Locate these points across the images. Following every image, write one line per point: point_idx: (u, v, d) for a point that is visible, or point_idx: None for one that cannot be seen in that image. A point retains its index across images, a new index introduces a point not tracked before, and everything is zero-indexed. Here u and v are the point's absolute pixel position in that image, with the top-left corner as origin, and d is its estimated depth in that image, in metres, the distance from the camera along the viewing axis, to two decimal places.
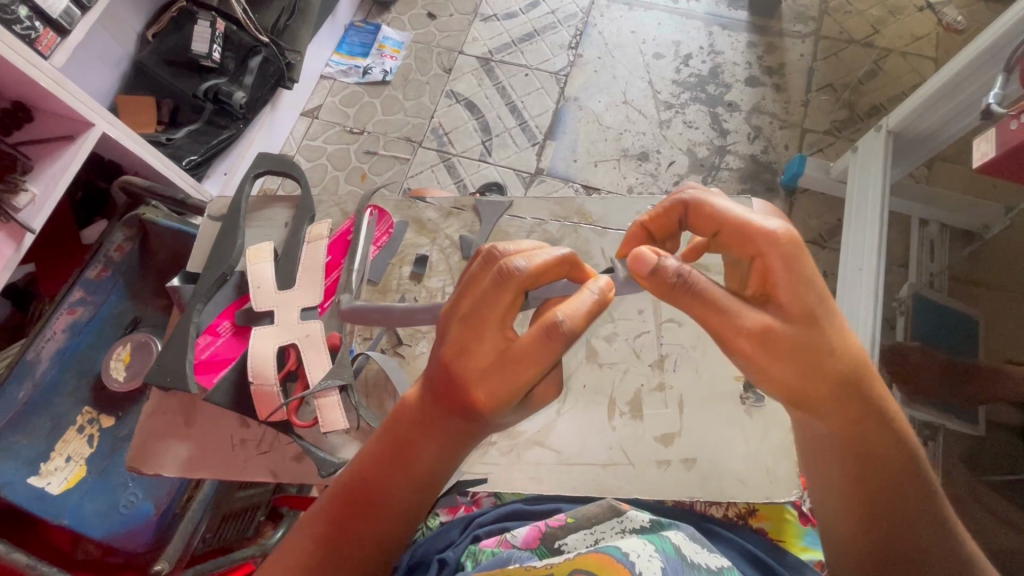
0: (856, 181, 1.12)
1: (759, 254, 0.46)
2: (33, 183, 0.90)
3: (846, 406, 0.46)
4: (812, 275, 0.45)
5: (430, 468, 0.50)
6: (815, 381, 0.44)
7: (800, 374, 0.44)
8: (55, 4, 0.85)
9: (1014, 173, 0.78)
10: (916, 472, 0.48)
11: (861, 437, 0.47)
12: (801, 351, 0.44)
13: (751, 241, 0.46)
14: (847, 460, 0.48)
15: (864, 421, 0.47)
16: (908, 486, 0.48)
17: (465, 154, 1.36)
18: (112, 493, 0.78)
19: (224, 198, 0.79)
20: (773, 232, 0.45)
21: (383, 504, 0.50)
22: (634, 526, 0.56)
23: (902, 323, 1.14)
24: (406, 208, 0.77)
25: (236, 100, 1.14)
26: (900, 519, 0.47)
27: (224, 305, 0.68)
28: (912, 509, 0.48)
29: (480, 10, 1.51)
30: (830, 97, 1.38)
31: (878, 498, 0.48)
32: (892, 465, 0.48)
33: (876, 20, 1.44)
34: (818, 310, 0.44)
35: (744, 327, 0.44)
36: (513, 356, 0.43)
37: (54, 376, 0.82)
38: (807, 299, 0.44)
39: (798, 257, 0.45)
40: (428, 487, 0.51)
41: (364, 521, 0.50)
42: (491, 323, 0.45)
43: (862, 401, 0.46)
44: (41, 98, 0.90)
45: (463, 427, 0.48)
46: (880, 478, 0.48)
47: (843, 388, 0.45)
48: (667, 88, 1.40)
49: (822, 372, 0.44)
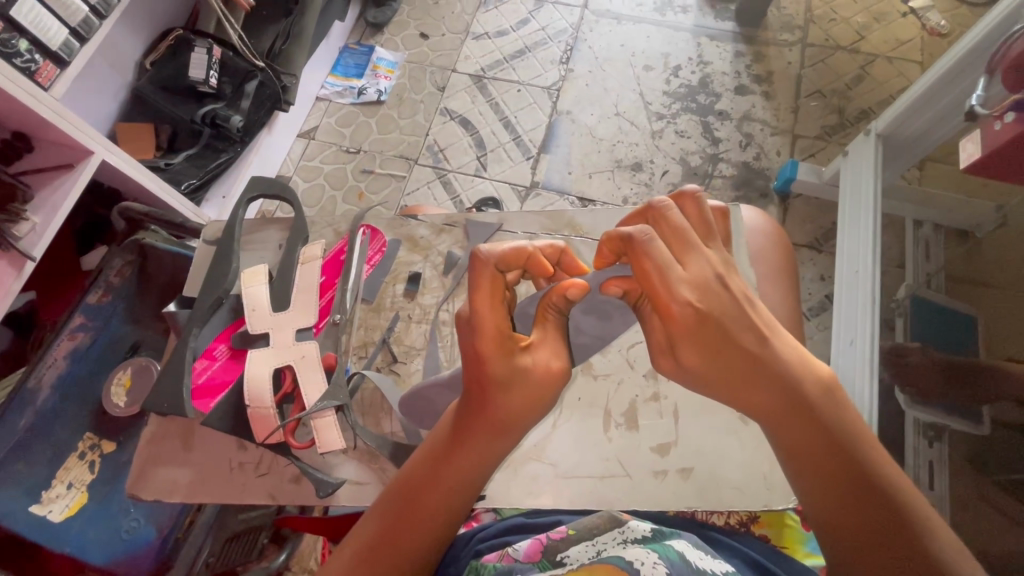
0: (847, 184, 1.13)
1: (675, 309, 0.47)
2: (34, 213, 0.91)
3: (767, 414, 0.49)
4: (717, 332, 0.47)
5: (463, 482, 0.52)
6: (733, 396, 0.49)
7: (719, 387, 0.49)
8: (55, 36, 0.86)
9: (1005, 171, 0.78)
10: (868, 469, 0.48)
11: (799, 437, 0.49)
12: (714, 377, 0.48)
13: (664, 290, 0.48)
14: (794, 462, 0.50)
15: (796, 429, 0.49)
16: (876, 488, 0.48)
17: (460, 170, 1.38)
18: (113, 520, 0.78)
19: (219, 222, 0.79)
20: (674, 297, 0.47)
21: (407, 527, 0.51)
22: (635, 535, 0.54)
23: (900, 324, 1.12)
24: (399, 226, 0.78)
25: (233, 124, 1.16)
26: (855, 510, 0.47)
27: (220, 329, 0.69)
28: (862, 510, 0.47)
29: (472, 29, 1.54)
30: (820, 103, 1.39)
31: (843, 506, 0.48)
32: (854, 467, 0.48)
33: (862, 27, 1.46)
34: (717, 351, 0.47)
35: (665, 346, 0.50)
36: (479, 326, 0.48)
37: (55, 404, 0.82)
38: (703, 343, 0.47)
39: (704, 318, 0.47)
40: (454, 505, 0.52)
41: (405, 529, 0.51)
42: (482, 334, 0.49)
43: (789, 406, 0.48)
44: (41, 129, 0.91)
45: (492, 424, 0.50)
46: (832, 470, 0.48)
47: (764, 401, 0.49)
48: (658, 99, 1.42)
49: (733, 394, 0.49)
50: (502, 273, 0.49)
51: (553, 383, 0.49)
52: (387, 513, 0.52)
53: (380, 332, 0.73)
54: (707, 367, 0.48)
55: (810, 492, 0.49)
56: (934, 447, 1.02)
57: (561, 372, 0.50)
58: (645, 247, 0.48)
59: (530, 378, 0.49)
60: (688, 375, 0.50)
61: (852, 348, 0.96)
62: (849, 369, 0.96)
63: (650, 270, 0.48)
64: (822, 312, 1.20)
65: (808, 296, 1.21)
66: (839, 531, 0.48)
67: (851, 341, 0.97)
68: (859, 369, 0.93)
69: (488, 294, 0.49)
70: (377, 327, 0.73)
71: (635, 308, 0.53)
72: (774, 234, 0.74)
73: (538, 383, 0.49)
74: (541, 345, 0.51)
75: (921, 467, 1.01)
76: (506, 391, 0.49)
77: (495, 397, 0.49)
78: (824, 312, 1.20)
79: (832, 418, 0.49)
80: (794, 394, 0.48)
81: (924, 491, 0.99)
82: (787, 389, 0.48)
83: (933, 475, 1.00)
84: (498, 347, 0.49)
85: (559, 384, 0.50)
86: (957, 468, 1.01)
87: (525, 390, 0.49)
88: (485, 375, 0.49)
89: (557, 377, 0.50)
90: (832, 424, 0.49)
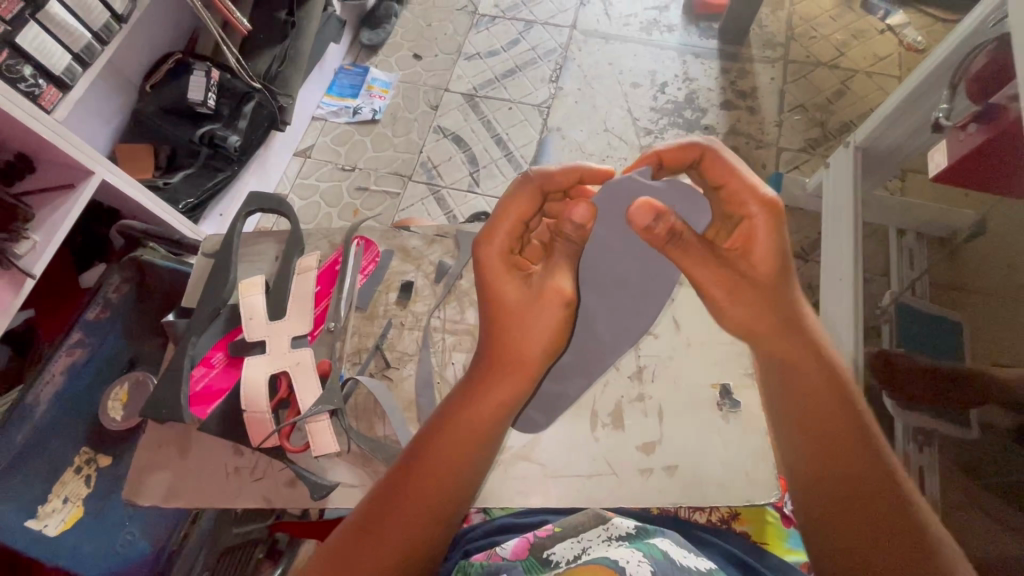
0: (829, 194, 1.16)
1: (748, 216, 0.51)
2: (35, 232, 0.93)
3: (791, 343, 0.53)
4: (785, 244, 0.52)
5: (470, 443, 0.51)
6: (768, 314, 0.53)
7: (761, 303, 0.53)
8: (58, 61, 0.89)
9: (975, 181, 0.81)
10: (865, 425, 0.52)
11: (813, 373, 0.52)
12: (758, 293, 0.53)
13: (745, 200, 0.51)
14: (812, 398, 0.52)
15: (813, 365, 0.53)
16: (877, 439, 0.51)
17: (453, 185, 1.41)
18: (108, 534, 0.80)
19: (217, 235, 0.81)
20: (762, 195, 0.50)
21: (391, 522, 0.49)
22: (619, 532, 0.55)
23: (886, 329, 1.13)
24: (392, 238, 0.80)
25: (232, 144, 1.19)
26: (854, 453, 0.50)
27: (216, 339, 0.70)
28: (863, 455, 0.50)
29: (464, 50, 1.59)
30: (802, 117, 1.43)
31: (845, 446, 0.51)
32: (861, 414, 0.52)
33: (841, 44, 1.51)
34: (774, 270, 0.52)
35: (714, 269, 0.53)
36: (492, 230, 0.52)
37: (53, 419, 0.82)
38: (772, 256, 0.52)
39: (778, 226, 0.51)
40: (446, 496, 0.51)
41: (388, 524, 0.49)
42: (496, 243, 0.52)
43: (803, 343, 0.53)
44: (43, 149, 0.93)
45: (493, 372, 0.52)
46: (836, 414, 0.51)
47: (788, 329, 0.53)
48: (646, 115, 1.46)
49: (771, 313, 0.53)
50: (542, 187, 0.52)
51: (553, 305, 0.51)
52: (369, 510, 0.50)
53: (372, 339, 0.74)
54: (754, 284, 0.53)
55: (817, 429, 0.51)
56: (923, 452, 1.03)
57: (564, 295, 0.52)
58: (722, 156, 0.51)
59: (536, 302, 0.52)
60: (736, 286, 0.53)
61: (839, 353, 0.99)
62: None
63: (728, 176, 0.51)
64: None
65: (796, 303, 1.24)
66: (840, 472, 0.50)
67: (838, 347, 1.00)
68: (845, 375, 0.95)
69: (514, 202, 0.51)
70: (371, 334, 0.74)
71: (670, 236, 0.51)
72: None
73: (541, 306, 0.51)
74: (549, 272, 0.53)
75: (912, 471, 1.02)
76: (512, 322, 0.51)
77: (507, 327, 0.51)
78: None
79: (840, 368, 0.53)
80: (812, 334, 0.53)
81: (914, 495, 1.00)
82: (812, 327, 0.54)
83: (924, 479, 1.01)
84: (517, 265, 0.53)
85: (564, 311, 0.52)
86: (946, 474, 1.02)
87: (525, 316, 0.51)
88: (499, 301, 0.52)
89: (562, 300, 0.51)
90: (840, 372, 0.53)
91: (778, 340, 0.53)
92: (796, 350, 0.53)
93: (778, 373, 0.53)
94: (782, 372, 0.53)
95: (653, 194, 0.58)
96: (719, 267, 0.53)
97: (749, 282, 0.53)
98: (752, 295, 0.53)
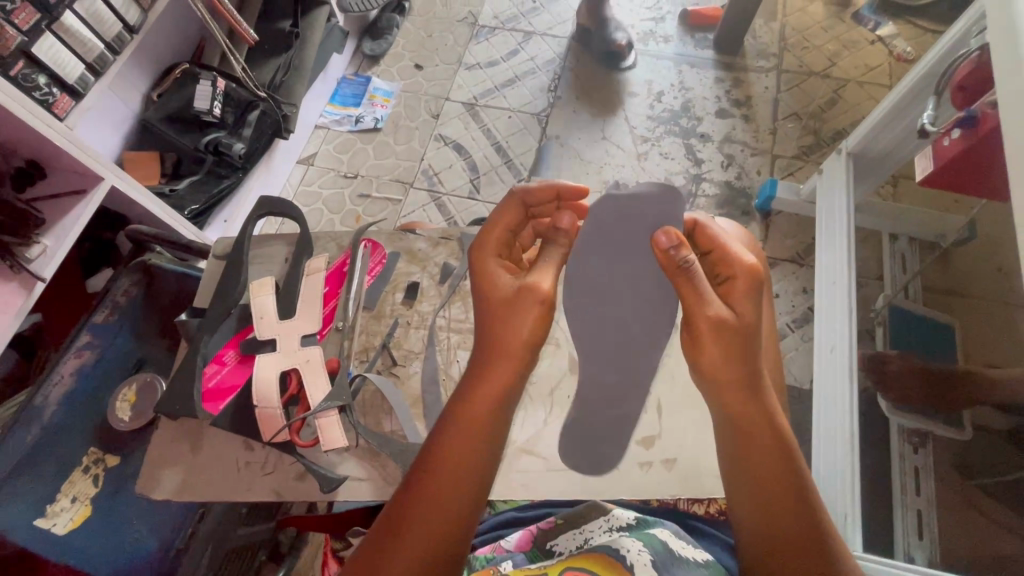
0: (823, 199, 1.18)
1: (731, 278, 0.55)
2: (45, 236, 0.95)
3: (746, 398, 0.52)
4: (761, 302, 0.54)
5: (481, 426, 0.52)
6: (734, 364, 0.52)
7: (727, 351, 0.52)
8: (72, 71, 0.92)
9: (959, 185, 0.84)
10: (805, 490, 0.52)
11: (764, 430, 0.52)
12: (730, 347, 0.52)
13: (732, 264, 0.55)
14: (761, 450, 0.52)
15: (766, 422, 0.52)
16: (820, 507, 0.52)
17: (454, 192, 1.43)
18: (117, 532, 0.80)
19: (227, 238, 0.83)
20: (749, 260, 0.55)
21: (418, 511, 0.50)
22: (620, 523, 0.57)
23: (879, 333, 1.18)
24: (398, 240, 0.82)
25: (236, 151, 1.22)
26: (793, 514, 0.51)
27: (229, 337, 0.72)
28: (801, 519, 0.51)
29: (465, 60, 1.62)
30: (796, 125, 1.47)
31: (787, 505, 0.51)
32: (805, 483, 0.52)
33: (833, 54, 1.55)
34: (744, 326, 0.52)
35: (703, 312, 0.52)
36: (484, 235, 0.58)
37: (62, 419, 0.84)
38: (753, 311, 0.53)
39: (758, 285, 0.54)
40: (467, 475, 0.52)
41: (416, 514, 0.50)
42: (488, 248, 0.57)
43: (757, 400, 0.53)
44: (54, 156, 0.96)
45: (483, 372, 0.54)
46: (780, 472, 0.52)
47: (747, 383, 0.52)
48: (643, 123, 1.49)
49: (733, 363, 0.52)
50: (520, 204, 0.59)
51: (530, 302, 0.53)
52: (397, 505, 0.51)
53: (380, 338, 0.76)
54: (737, 329, 0.52)
55: (768, 488, 0.52)
56: (919, 453, 1.05)
57: (535, 295, 0.53)
58: (714, 230, 0.57)
59: (515, 299, 0.54)
60: (721, 327, 0.52)
61: (834, 354, 1.01)
62: (830, 375, 1.00)
63: (718, 245, 0.57)
64: (806, 322, 1.24)
65: (791, 307, 1.26)
66: (778, 527, 0.51)
67: (832, 348, 1.02)
68: (840, 373, 0.97)
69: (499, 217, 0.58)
70: (378, 333, 0.76)
71: (684, 264, 0.53)
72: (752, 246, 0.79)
73: (519, 301, 0.54)
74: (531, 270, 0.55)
75: (908, 471, 1.03)
76: (497, 315, 0.54)
77: (496, 320, 0.54)
78: (808, 322, 1.24)
79: (789, 431, 0.54)
80: (765, 395, 0.53)
81: (911, 494, 1.01)
82: (767, 390, 0.53)
83: (919, 479, 1.02)
84: (504, 267, 0.57)
85: (540, 311, 0.54)
86: (942, 474, 1.04)
87: (502, 310, 0.54)
88: (489, 295, 0.55)
89: (535, 299, 0.53)
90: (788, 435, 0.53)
91: (740, 397, 0.52)
92: (751, 405, 0.52)
93: (734, 431, 0.53)
94: (735, 429, 0.53)
95: (638, 204, 0.57)
96: (707, 309, 0.52)
97: (735, 327, 0.52)
98: (731, 340, 0.52)
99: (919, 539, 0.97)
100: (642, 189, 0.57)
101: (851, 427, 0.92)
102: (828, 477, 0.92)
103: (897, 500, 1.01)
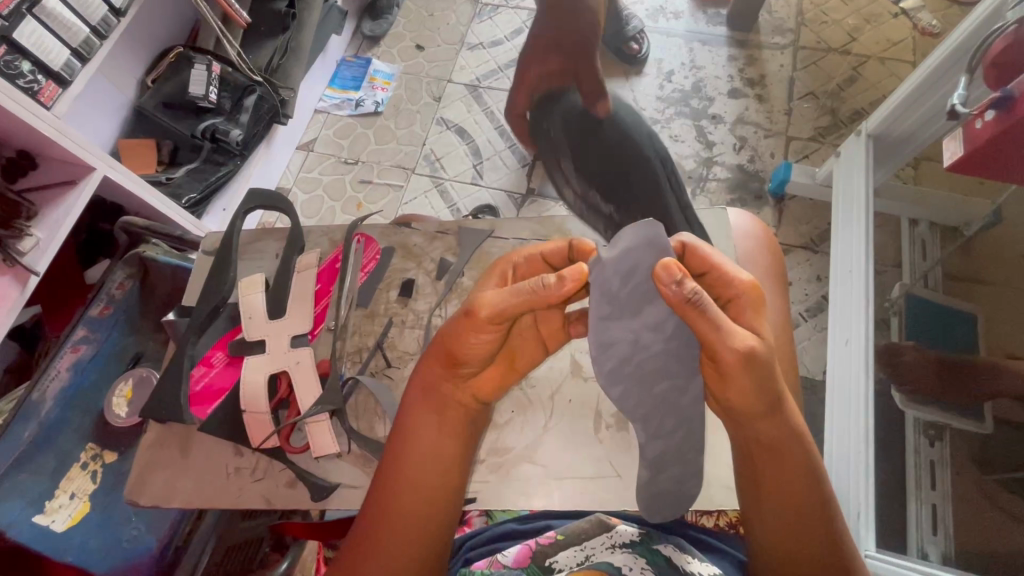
0: (841, 182, 1.13)
1: (733, 298, 0.52)
2: (37, 228, 0.93)
3: (773, 421, 0.50)
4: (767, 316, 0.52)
5: (439, 433, 0.56)
6: (765, 392, 0.49)
7: (759, 381, 0.48)
8: (57, 57, 0.89)
9: (990, 170, 0.79)
10: (827, 502, 0.52)
11: (791, 452, 0.51)
12: (762, 375, 0.48)
13: (731, 287, 0.52)
14: (785, 473, 0.51)
15: (792, 444, 0.51)
16: (839, 516, 0.52)
17: (456, 178, 1.39)
18: (113, 530, 0.79)
19: (218, 232, 0.81)
20: (744, 281, 0.52)
21: (404, 511, 0.53)
22: (623, 540, 0.56)
23: (896, 322, 1.12)
24: (393, 234, 0.78)
25: (232, 138, 1.18)
26: (815, 529, 0.51)
27: (217, 338, 0.71)
28: (823, 531, 0.51)
29: (467, 40, 1.56)
30: (813, 105, 1.40)
31: (809, 522, 0.51)
32: (826, 494, 0.52)
33: (853, 28, 1.47)
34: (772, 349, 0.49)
35: (730, 346, 0.47)
36: (502, 259, 0.57)
37: (58, 415, 0.84)
38: (765, 330, 0.51)
39: (761, 302, 0.52)
40: (437, 475, 0.55)
41: (402, 513, 0.53)
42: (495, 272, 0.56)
43: (783, 423, 0.51)
44: (43, 146, 0.94)
45: (425, 393, 0.56)
46: (804, 490, 0.51)
47: (775, 408, 0.50)
48: (652, 104, 1.43)
49: (766, 389, 0.49)
50: (544, 254, 0.56)
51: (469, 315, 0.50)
52: (371, 529, 0.53)
53: (374, 338, 0.73)
54: (764, 358, 0.48)
55: (793, 507, 0.51)
56: (935, 446, 1.01)
57: (476, 305, 0.50)
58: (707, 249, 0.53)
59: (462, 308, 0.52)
60: (750, 358, 0.47)
61: (848, 346, 0.97)
62: (845, 368, 0.96)
63: (714, 266, 0.52)
64: (820, 311, 1.20)
65: (805, 296, 1.22)
66: (803, 543, 0.51)
67: (847, 340, 0.98)
68: (855, 368, 0.93)
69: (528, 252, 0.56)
70: (372, 332, 0.73)
71: (698, 301, 0.46)
72: (767, 242, 0.77)
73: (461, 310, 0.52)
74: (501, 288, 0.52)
75: (923, 466, 1.00)
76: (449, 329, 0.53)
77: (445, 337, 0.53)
78: (823, 311, 1.20)
79: (813, 447, 0.52)
80: (791, 416, 0.51)
81: (924, 489, 0.97)
82: (792, 406, 0.52)
83: (935, 474, 0.99)
84: (500, 281, 0.56)
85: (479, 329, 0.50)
86: (961, 468, 1.00)
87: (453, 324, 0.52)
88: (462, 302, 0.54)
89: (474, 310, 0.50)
90: (811, 452, 0.52)
91: (769, 421, 0.50)
92: (778, 428, 0.50)
93: (758, 455, 0.51)
94: (762, 454, 0.51)
95: (633, 257, 0.50)
96: (733, 344, 0.47)
97: (761, 358, 0.48)
98: (759, 370, 0.48)
99: (933, 535, 0.94)
100: (624, 242, 0.51)
101: (865, 424, 0.88)
102: (841, 473, 0.89)
103: (911, 495, 0.97)
